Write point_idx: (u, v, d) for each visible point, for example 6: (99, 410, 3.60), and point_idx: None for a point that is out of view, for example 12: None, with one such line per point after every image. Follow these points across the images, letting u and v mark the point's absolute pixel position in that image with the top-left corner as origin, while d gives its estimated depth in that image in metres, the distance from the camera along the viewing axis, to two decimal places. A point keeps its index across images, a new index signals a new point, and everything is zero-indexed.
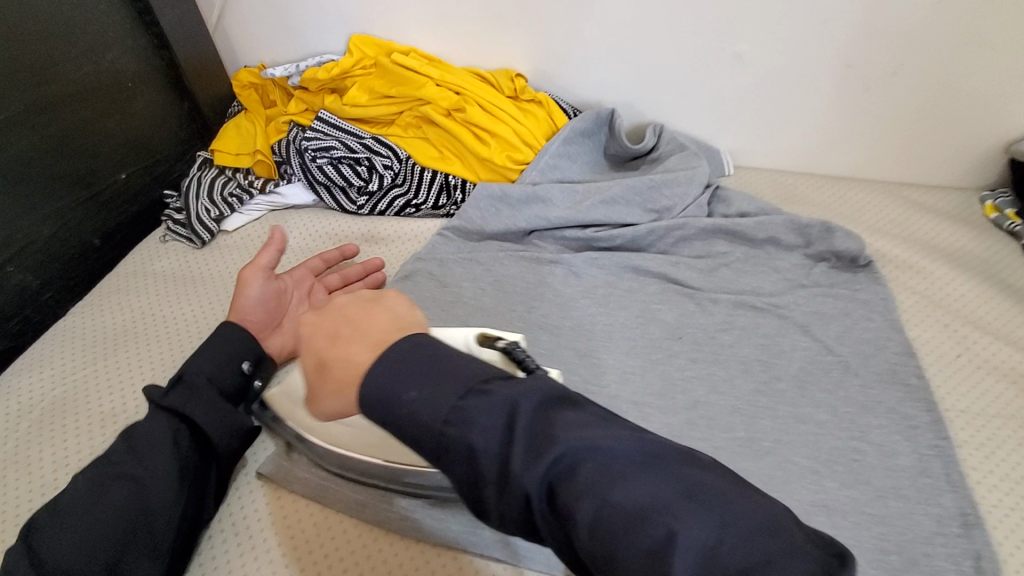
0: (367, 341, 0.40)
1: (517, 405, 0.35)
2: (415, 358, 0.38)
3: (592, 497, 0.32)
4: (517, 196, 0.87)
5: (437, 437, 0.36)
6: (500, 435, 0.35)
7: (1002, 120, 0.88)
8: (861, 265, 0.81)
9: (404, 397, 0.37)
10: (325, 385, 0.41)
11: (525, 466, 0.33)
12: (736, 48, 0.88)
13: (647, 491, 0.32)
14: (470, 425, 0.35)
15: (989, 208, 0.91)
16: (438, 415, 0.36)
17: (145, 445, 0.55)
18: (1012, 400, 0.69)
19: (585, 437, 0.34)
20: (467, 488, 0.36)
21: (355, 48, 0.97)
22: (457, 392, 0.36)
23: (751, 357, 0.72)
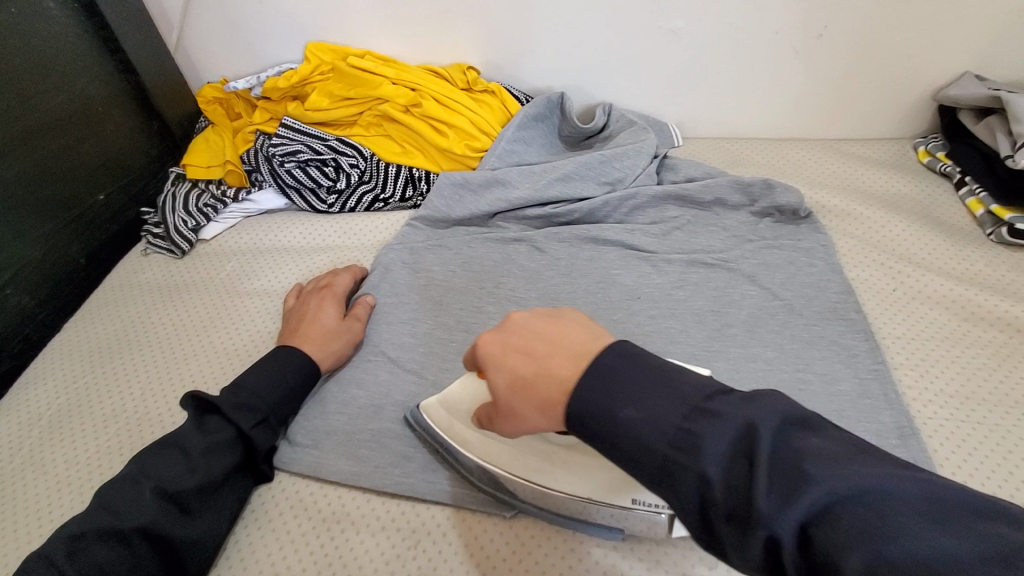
0: (566, 353, 0.42)
1: (756, 429, 0.34)
2: (631, 368, 0.39)
3: (863, 545, 0.28)
4: (478, 181, 0.92)
5: (663, 460, 0.35)
6: (730, 463, 0.33)
7: (923, 72, 0.95)
8: (803, 216, 0.87)
9: (618, 413, 0.37)
10: (522, 399, 0.43)
11: (772, 502, 0.31)
12: (673, 24, 0.94)
13: (852, 481, 0.31)
14: (700, 451, 0.34)
15: (922, 154, 0.98)
16: (658, 433, 0.36)
17: (207, 464, 0.58)
18: (944, 324, 0.75)
19: (861, 475, 0.31)
20: (699, 517, 0.34)
21: (312, 56, 1.01)
22: (682, 413, 0.36)
23: (705, 308, 0.78)
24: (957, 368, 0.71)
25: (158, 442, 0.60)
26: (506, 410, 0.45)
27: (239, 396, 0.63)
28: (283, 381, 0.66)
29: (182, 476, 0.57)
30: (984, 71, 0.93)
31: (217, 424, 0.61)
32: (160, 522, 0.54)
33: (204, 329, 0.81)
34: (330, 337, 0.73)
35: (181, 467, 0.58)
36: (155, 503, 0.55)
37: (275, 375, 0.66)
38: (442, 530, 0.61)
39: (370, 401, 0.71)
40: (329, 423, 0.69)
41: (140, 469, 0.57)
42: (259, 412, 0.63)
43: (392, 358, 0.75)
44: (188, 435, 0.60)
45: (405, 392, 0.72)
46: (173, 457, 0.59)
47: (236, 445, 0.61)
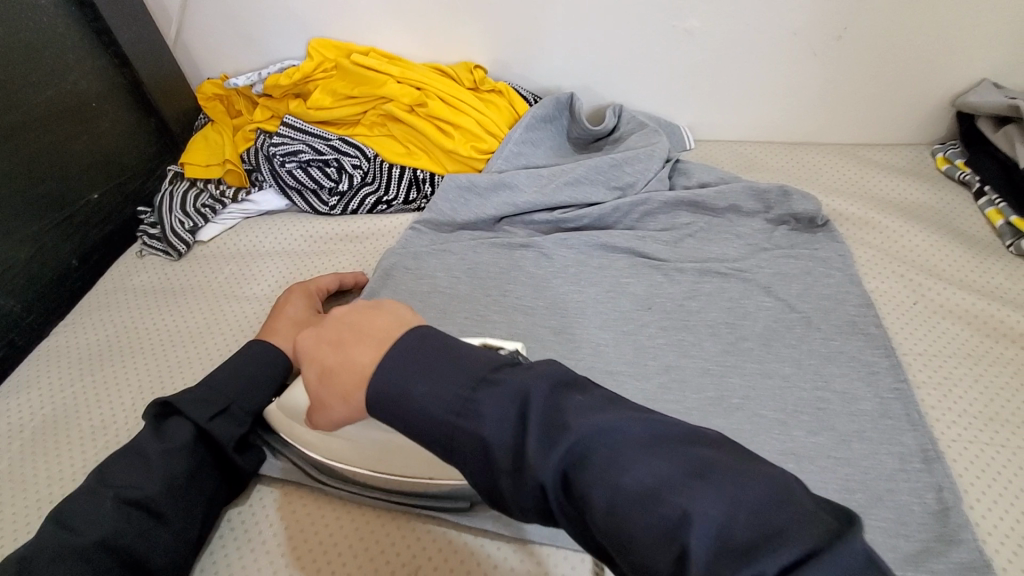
0: (369, 341, 0.43)
1: (528, 395, 0.37)
2: (422, 352, 0.41)
3: (602, 481, 0.34)
4: (484, 185, 0.89)
5: (446, 430, 0.38)
6: (515, 427, 0.36)
7: (944, 76, 0.91)
8: (819, 225, 0.84)
9: (422, 396, 0.39)
10: (329, 390, 0.45)
11: (597, 492, 0.33)
12: (686, 24, 0.91)
13: (655, 472, 0.33)
14: (479, 418, 0.37)
15: (941, 161, 0.95)
16: (474, 422, 0.37)
17: (169, 468, 0.56)
18: (967, 340, 0.72)
19: (598, 421, 0.35)
20: (481, 479, 0.37)
21: (315, 53, 0.98)
22: (468, 385, 0.38)
23: (719, 320, 0.75)
24: (981, 387, 0.68)
25: (118, 450, 0.58)
26: (317, 401, 0.47)
27: (205, 394, 0.61)
28: (251, 380, 0.64)
29: (143, 483, 0.55)
30: (1008, 76, 0.90)
31: (180, 426, 0.59)
32: (121, 532, 0.52)
33: (197, 334, 0.79)
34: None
35: (142, 473, 0.55)
36: (115, 513, 0.52)
37: (243, 374, 0.64)
38: (443, 555, 0.58)
39: None
40: None
41: (99, 478, 0.55)
42: (219, 406, 0.61)
43: None
44: (148, 439, 0.58)
45: None
46: (132, 463, 0.56)
47: (202, 448, 0.59)
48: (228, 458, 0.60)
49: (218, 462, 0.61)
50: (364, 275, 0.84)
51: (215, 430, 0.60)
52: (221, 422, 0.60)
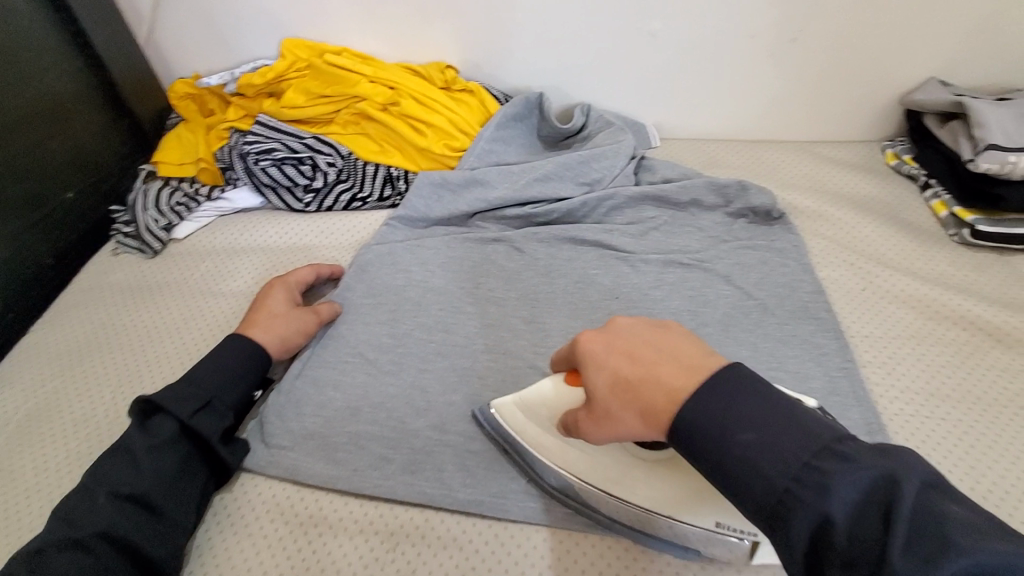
0: (675, 364, 0.43)
1: (896, 477, 0.33)
2: (728, 386, 0.40)
3: (943, 537, 0.31)
4: (457, 181, 0.92)
5: (783, 493, 0.35)
6: (853, 508, 0.34)
7: (890, 77, 0.97)
8: (776, 217, 0.89)
9: (733, 437, 0.38)
10: (630, 406, 0.44)
11: (904, 554, 0.31)
12: (650, 26, 0.94)
13: (952, 519, 0.32)
14: (828, 491, 0.34)
15: (890, 156, 1.01)
16: (786, 464, 0.36)
17: (158, 464, 0.57)
18: (910, 322, 0.78)
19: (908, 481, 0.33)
20: (812, 558, 0.34)
21: (288, 53, 0.99)
22: (807, 452, 0.36)
23: (682, 308, 0.79)
24: (922, 365, 0.73)
25: (107, 448, 0.59)
26: (602, 410, 0.47)
27: (184, 389, 0.62)
28: (228, 374, 0.65)
29: (132, 479, 0.56)
30: (947, 77, 0.96)
31: (163, 422, 0.60)
32: (117, 525, 0.54)
33: (174, 331, 0.80)
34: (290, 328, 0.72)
35: (131, 470, 0.57)
36: (109, 508, 0.54)
37: (220, 367, 0.65)
38: (422, 531, 0.61)
39: (347, 403, 0.71)
40: (307, 425, 0.69)
41: (90, 476, 0.56)
42: (201, 401, 0.61)
43: (370, 359, 0.75)
44: (134, 436, 0.59)
45: (383, 393, 0.71)
46: (120, 459, 0.57)
47: (189, 443, 0.60)
48: (213, 451, 0.62)
49: (204, 455, 0.61)
50: (339, 266, 0.86)
51: (197, 424, 0.60)
52: (201, 415, 0.61)
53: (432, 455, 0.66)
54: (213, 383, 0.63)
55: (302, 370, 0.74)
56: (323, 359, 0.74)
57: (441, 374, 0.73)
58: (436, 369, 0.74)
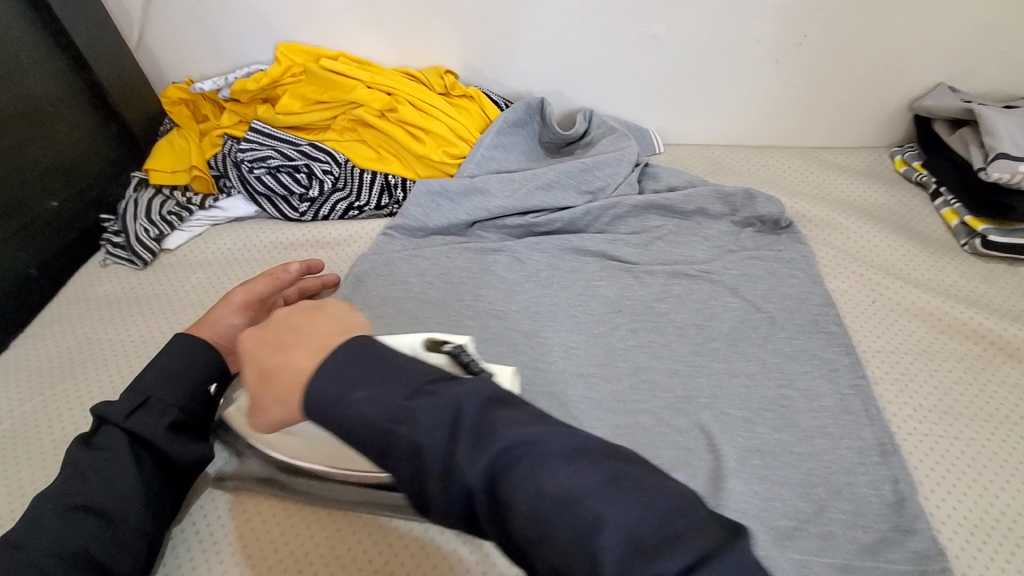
0: (310, 345, 0.43)
1: (461, 405, 0.37)
2: (357, 358, 0.40)
3: (525, 487, 0.34)
4: (456, 189, 0.89)
5: (383, 436, 0.37)
6: (446, 431, 0.36)
7: (901, 82, 0.95)
8: (783, 227, 0.87)
9: (350, 398, 0.38)
10: (269, 391, 0.43)
11: (468, 456, 0.35)
12: (653, 30, 0.92)
13: (579, 479, 0.34)
14: (414, 422, 0.36)
15: (899, 163, 0.99)
16: (373, 399, 0.38)
17: (105, 472, 0.55)
18: (923, 336, 0.75)
19: (524, 431, 0.35)
20: (409, 487, 0.37)
21: (282, 57, 0.97)
22: (406, 393, 0.38)
23: (687, 321, 0.77)
24: (935, 382, 0.71)
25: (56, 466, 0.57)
26: (254, 402, 0.44)
27: (126, 398, 0.59)
28: (168, 375, 0.60)
29: (80, 492, 0.54)
30: (959, 82, 0.94)
31: (108, 431, 0.57)
32: (66, 538, 0.51)
33: (162, 345, 0.77)
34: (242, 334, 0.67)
35: (80, 482, 0.54)
36: (57, 523, 0.52)
37: (162, 369, 0.61)
38: (416, 559, 0.58)
39: None
40: None
41: (38, 494, 0.54)
42: (139, 400, 0.58)
43: None
44: (81, 450, 0.56)
45: None
46: (68, 473, 0.55)
47: (140, 446, 0.57)
48: (165, 453, 0.58)
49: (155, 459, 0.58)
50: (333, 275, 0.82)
51: (134, 427, 0.57)
52: (137, 418, 0.58)
53: None
54: (151, 379, 0.60)
55: None
56: None
57: None
58: None
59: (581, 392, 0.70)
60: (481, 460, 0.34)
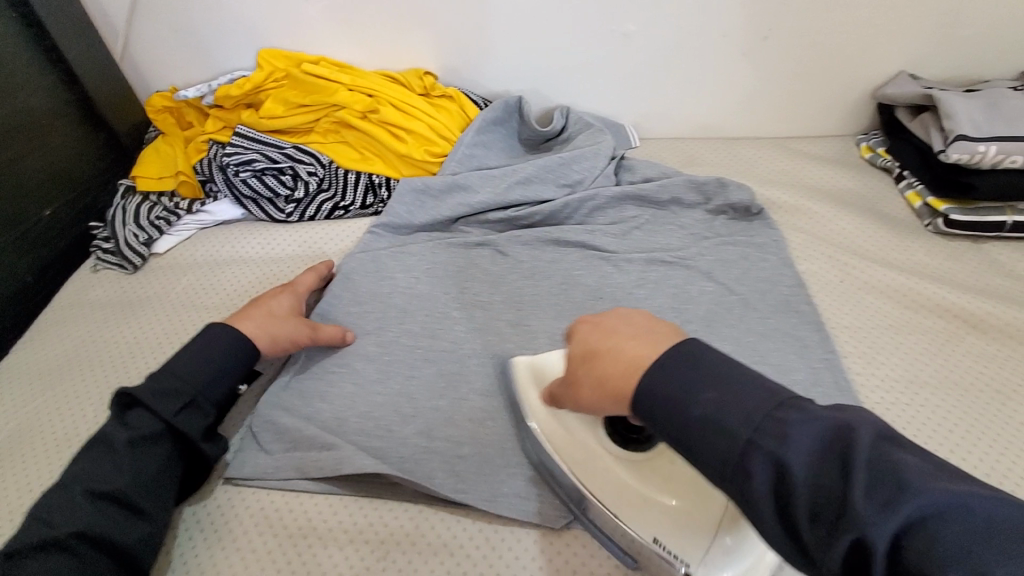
0: (639, 338, 0.47)
1: (852, 425, 0.35)
2: (679, 353, 0.43)
3: (919, 535, 0.30)
4: (438, 187, 0.92)
5: (742, 450, 0.36)
6: (814, 456, 0.35)
7: (862, 73, 0.99)
8: (755, 213, 0.90)
9: (689, 411, 0.40)
10: (591, 378, 0.49)
11: (867, 503, 0.31)
12: (624, 28, 0.95)
13: (974, 535, 0.29)
14: (787, 441, 0.35)
15: (865, 150, 1.03)
16: (774, 398, 0.38)
17: (133, 460, 0.56)
18: (889, 312, 0.79)
19: (905, 475, 0.32)
20: (777, 521, 0.35)
21: (265, 62, 0.99)
22: (768, 405, 0.37)
23: (665, 305, 0.80)
24: (900, 354, 0.74)
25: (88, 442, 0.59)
26: (579, 385, 0.51)
27: (160, 381, 0.60)
28: (209, 364, 0.63)
29: (108, 476, 0.55)
30: (916, 70, 0.99)
31: (142, 415, 0.59)
32: (94, 522, 0.53)
33: (157, 347, 0.79)
34: (282, 335, 0.69)
35: (110, 467, 0.56)
36: (86, 505, 0.54)
37: (201, 355, 0.63)
38: (411, 537, 0.61)
39: (334, 413, 0.70)
40: (298, 437, 0.68)
41: (69, 475, 0.55)
42: (184, 398, 0.60)
43: (357, 368, 0.74)
44: (113, 430, 0.58)
45: (370, 402, 0.71)
46: (100, 454, 0.57)
47: (171, 440, 0.59)
48: (195, 448, 0.60)
49: (179, 448, 0.60)
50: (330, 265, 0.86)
51: (165, 412, 0.59)
52: (167, 403, 0.59)
53: (420, 463, 0.65)
54: (188, 369, 0.62)
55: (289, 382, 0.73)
56: (309, 370, 0.74)
57: (428, 380, 0.73)
58: (423, 375, 0.74)
59: None
60: (858, 501, 0.32)
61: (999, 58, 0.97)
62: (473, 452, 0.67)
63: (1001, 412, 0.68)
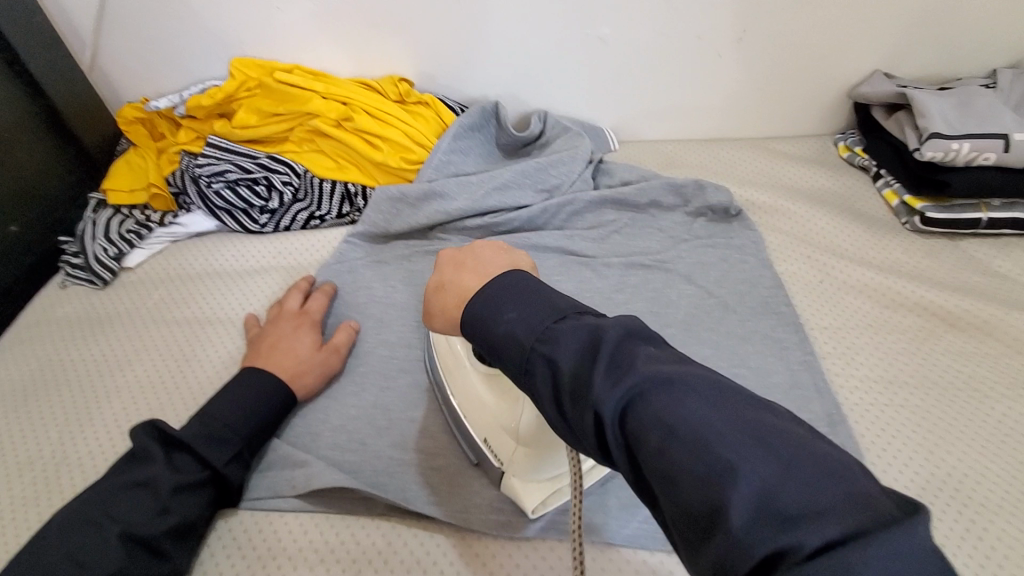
0: (492, 272, 0.50)
1: (603, 331, 0.36)
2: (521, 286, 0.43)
3: (657, 422, 0.31)
4: (415, 195, 0.90)
5: (527, 351, 0.38)
6: (578, 354, 0.36)
7: (837, 72, 1.00)
8: (734, 214, 0.90)
9: (502, 317, 0.41)
10: (450, 293, 0.50)
11: (605, 382, 0.34)
12: (599, 32, 0.95)
13: (702, 417, 0.31)
14: (557, 342, 0.37)
15: (842, 149, 1.02)
16: (556, 310, 0.40)
17: (174, 502, 0.55)
18: (868, 311, 0.79)
19: (660, 368, 0.34)
20: (551, 412, 0.37)
21: (237, 72, 0.97)
22: (552, 317, 0.39)
23: (644, 310, 0.79)
24: (879, 353, 0.74)
25: (113, 482, 0.55)
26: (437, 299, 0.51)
27: (205, 428, 0.60)
28: (253, 411, 0.63)
29: (147, 517, 0.53)
30: (891, 69, 0.99)
31: (187, 459, 0.58)
32: (130, 568, 0.51)
33: (124, 364, 0.77)
34: (306, 372, 0.69)
35: (149, 510, 0.54)
36: (123, 549, 0.51)
37: (246, 401, 0.63)
38: (384, 555, 0.60)
39: (308, 428, 0.69)
40: (270, 455, 0.66)
41: (104, 513, 0.52)
42: (231, 447, 0.61)
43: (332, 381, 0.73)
44: (150, 468, 0.56)
45: (345, 415, 0.70)
46: (135, 495, 0.54)
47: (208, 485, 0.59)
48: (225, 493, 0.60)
49: (214, 492, 0.59)
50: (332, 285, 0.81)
51: (214, 458, 0.59)
52: (216, 447, 0.60)
53: (395, 477, 0.65)
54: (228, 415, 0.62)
55: None
56: None
57: (405, 392, 0.72)
58: (399, 386, 0.73)
59: None
60: (613, 386, 0.33)
61: (972, 56, 0.98)
62: (449, 463, 0.66)
63: (980, 410, 0.68)
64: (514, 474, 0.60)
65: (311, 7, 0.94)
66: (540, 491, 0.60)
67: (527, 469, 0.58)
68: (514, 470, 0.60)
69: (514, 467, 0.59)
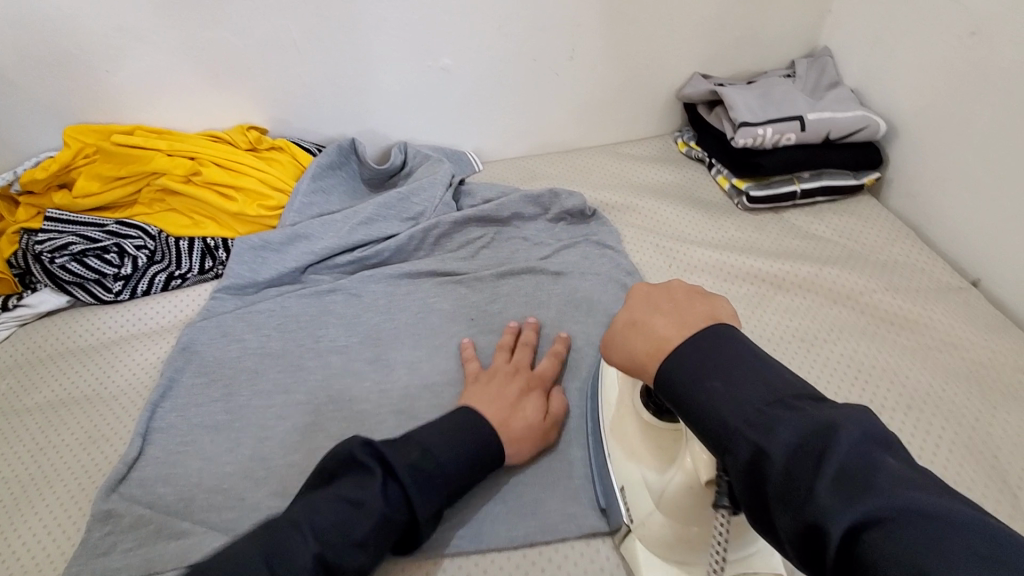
0: (681, 320, 0.47)
1: (832, 431, 0.35)
2: (728, 346, 0.43)
3: (874, 523, 0.31)
4: (279, 240, 0.90)
5: (729, 426, 0.39)
6: (788, 437, 0.36)
7: (665, 75, 1.10)
8: (590, 215, 0.97)
9: (705, 384, 0.41)
10: (630, 331, 0.49)
11: (834, 498, 0.33)
12: (441, 62, 1.00)
13: (939, 552, 0.30)
14: (749, 415, 0.38)
15: (681, 145, 1.13)
16: (774, 394, 0.39)
17: (371, 537, 0.51)
18: (711, 286, 0.87)
19: (900, 488, 0.32)
20: (742, 487, 0.38)
21: (70, 140, 0.93)
22: (766, 402, 0.39)
23: (517, 316, 0.83)
24: None
25: (324, 494, 0.52)
26: (610, 342, 0.51)
27: (424, 460, 0.56)
28: (464, 453, 0.59)
29: (344, 544, 0.49)
30: (708, 69, 1.11)
31: (398, 493, 0.54)
32: None
33: None
34: (529, 437, 0.65)
35: (357, 533, 0.50)
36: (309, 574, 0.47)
37: (461, 445, 0.59)
38: None
39: (181, 495, 0.66)
40: (138, 529, 0.62)
41: (310, 524, 0.49)
42: (441, 487, 0.56)
43: (204, 442, 0.71)
44: (365, 491, 0.52)
45: (220, 474, 0.67)
46: (345, 514, 0.51)
47: (410, 519, 0.54)
48: (417, 528, 0.55)
49: (409, 533, 0.54)
50: (567, 333, 0.79)
51: (418, 502, 0.54)
52: (424, 494, 0.55)
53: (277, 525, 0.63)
54: (442, 448, 0.58)
55: (127, 473, 0.67)
56: (154, 454, 0.69)
57: (285, 437, 0.70)
58: (277, 434, 0.71)
59: (427, 403, 0.73)
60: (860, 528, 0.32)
61: (772, 53, 1.11)
62: None
63: (813, 355, 0.77)
64: (642, 538, 0.59)
65: (146, 67, 0.92)
66: (663, 565, 0.59)
67: (665, 543, 0.57)
68: (644, 536, 0.59)
69: (647, 536, 0.58)
